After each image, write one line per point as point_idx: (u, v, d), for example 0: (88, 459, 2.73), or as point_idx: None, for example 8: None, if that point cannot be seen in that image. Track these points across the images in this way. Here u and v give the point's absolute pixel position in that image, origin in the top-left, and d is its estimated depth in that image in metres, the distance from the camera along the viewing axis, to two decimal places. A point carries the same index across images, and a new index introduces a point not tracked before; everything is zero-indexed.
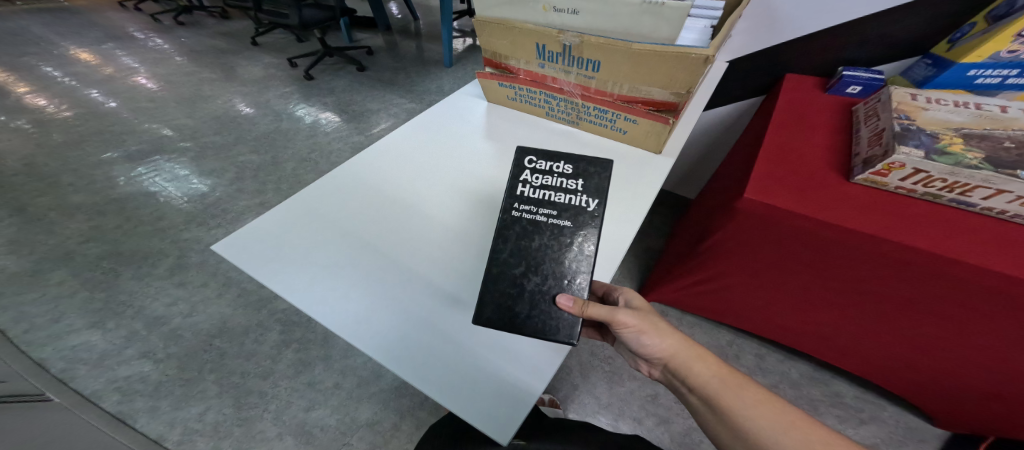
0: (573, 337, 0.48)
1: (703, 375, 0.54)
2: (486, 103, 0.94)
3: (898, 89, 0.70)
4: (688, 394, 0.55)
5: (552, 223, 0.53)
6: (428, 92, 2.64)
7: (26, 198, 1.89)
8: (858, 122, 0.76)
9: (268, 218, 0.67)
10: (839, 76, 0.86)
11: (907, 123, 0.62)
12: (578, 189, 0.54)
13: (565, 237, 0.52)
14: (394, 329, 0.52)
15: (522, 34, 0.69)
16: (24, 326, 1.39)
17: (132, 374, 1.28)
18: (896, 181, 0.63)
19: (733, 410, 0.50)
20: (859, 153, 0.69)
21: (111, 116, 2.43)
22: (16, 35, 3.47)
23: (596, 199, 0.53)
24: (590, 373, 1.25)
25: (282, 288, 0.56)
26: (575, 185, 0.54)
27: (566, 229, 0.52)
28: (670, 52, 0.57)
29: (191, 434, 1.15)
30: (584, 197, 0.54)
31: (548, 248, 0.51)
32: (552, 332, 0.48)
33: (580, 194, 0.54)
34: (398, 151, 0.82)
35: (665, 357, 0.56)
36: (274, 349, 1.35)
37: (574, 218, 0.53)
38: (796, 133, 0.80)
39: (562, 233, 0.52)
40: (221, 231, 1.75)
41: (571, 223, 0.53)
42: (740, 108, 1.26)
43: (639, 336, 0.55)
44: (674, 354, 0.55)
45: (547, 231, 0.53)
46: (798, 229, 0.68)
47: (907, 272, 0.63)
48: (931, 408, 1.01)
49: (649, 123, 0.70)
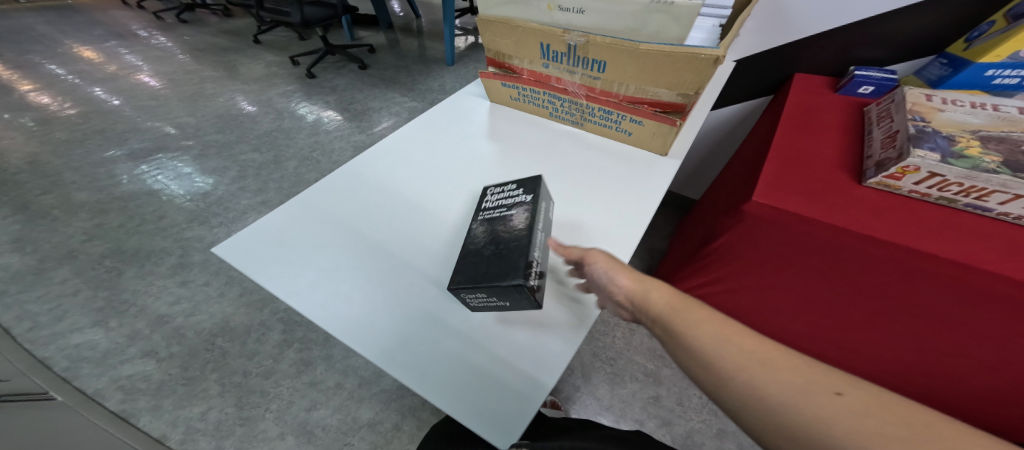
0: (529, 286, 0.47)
1: (662, 304, 0.44)
2: (488, 103, 0.93)
3: (913, 90, 0.69)
4: (652, 330, 0.45)
5: (503, 214, 0.58)
6: (429, 90, 2.63)
7: (31, 196, 1.90)
8: (871, 123, 0.74)
9: (268, 220, 0.66)
10: (851, 75, 0.85)
11: (922, 125, 0.61)
12: (517, 191, 0.61)
13: (514, 218, 0.56)
14: (395, 332, 0.52)
15: (526, 33, 0.68)
16: (29, 325, 1.39)
17: (135, 373, 1.28)
18: (910, 184, 0.62)
19: (690, 337, 0.39)
20: (872, 155, 0.68)
21: (114, 114, 2.44)
22: (20, 33, 3.49)
23: (530, 190, 0.59)
24: (592, 374, 1.24)
25: (284, 292, 0.55)
26: (518, 191, 0.60)
27: (512, 217, 0.56)
28: (680, 52, 0.55)
29: (194, 433, 1.15)
30: (521, 193, 0.60)
31: (501, 225, 0.55)
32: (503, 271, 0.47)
33: (518, 193, 0.61)
34: (400, 152, 0.81)
35: (631, 295, 0.46)
36: (276, 348, 1.35)
37: (518, 207, 0.57)
38: (804, 133, 0.79)
39: (510, 218, 0.56)
40: (223, 230, 1.75)
41: (516, 209, 0.57)
42: (747, 107, 1.24)
43: (606, 272, 0.48)
44: (640, 288, 0.46)
45: (498, 219, 0.57)
46: (807, 233, 0.67)
47: (921, 279, 0.62)
48: None
49: (655, 124, 0.68)
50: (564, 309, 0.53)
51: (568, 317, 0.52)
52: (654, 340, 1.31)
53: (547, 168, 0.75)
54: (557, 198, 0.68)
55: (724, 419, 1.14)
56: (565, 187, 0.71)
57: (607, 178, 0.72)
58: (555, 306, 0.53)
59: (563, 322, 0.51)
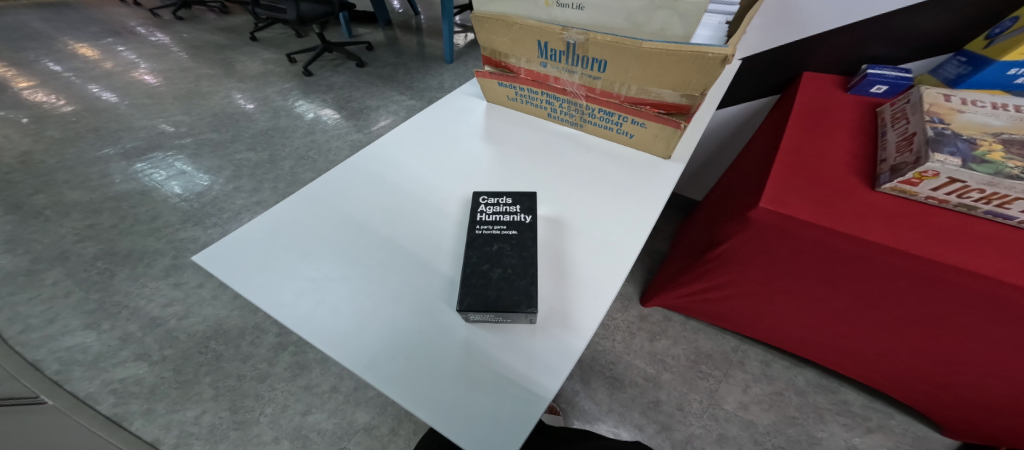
0: (536, 307, 0.46)
1: None
2: (485, 103, 0.91)
3: (929, 90, 0.66)
4: None
5: (503, 234, 0.56)
6: (428, 88, 2.60)
7: (23, 195, 1.87)
8: (884, 125, 0.72)
9: (253, 227, 0.64)
10: (864, 74, 0.82)
11: (940, 127, 0.58)
12: (517, 209, 0.60)
13: (515, 241, 0.55)
14: (385, 345, 0.49)
15: (523, 31, 0.65)
16: (19, 327, 1.37)
17: (127, 377, 1.26)
18: (927, 190, 0.59)
19: None
20: (886, 159, 0.65)
21: (109, 112, 2.40)
22: (15, 30, 3.44)
23: (531, 213, 0.59)
24: (591, 379, 1.22)
25: (267, 304, 0.53)
26: (516, 209, 0.60)
27: (514, 236, 0.56)
28: (685, 51, 0.52)
29: (187, 438, 1.13)
30: (522, 214, 0.59)
31: (505, 249, 0.54)
32: (515, 304, 0.47)
33: (519, 212, 0.60)
34: (394, 154, 0.78)
35: None
36: (271, 351, 1.33)
37: (520, 227, 0.57)
38: (813, 136, 0.76)
39: (511, 239, 0.55)
40: (218, 231, 1.72)
41: (518, 232, 0.56)
42: (755, 106, 1.21)
43: None
44: None
45: (501, 238, 0.55)
46: (817, 240, 0.64)
47: (937, 289, 0.60)
48: (940, 418, 0.99)
49: (658, 126, 0.66)
50: (561, 319, 0.50)
51: (567, 328, 0.49)
52: (654, 344, 1.29)
53: (545, 171, 0.72)
54: (553, 203, 0.66)
55: (725, 424, 1.12)
56: (564, 191, 0.68)
57: (608, 181, 0.70)
58: (550, 315, 0.50)
59: (561, 333, 0.48)
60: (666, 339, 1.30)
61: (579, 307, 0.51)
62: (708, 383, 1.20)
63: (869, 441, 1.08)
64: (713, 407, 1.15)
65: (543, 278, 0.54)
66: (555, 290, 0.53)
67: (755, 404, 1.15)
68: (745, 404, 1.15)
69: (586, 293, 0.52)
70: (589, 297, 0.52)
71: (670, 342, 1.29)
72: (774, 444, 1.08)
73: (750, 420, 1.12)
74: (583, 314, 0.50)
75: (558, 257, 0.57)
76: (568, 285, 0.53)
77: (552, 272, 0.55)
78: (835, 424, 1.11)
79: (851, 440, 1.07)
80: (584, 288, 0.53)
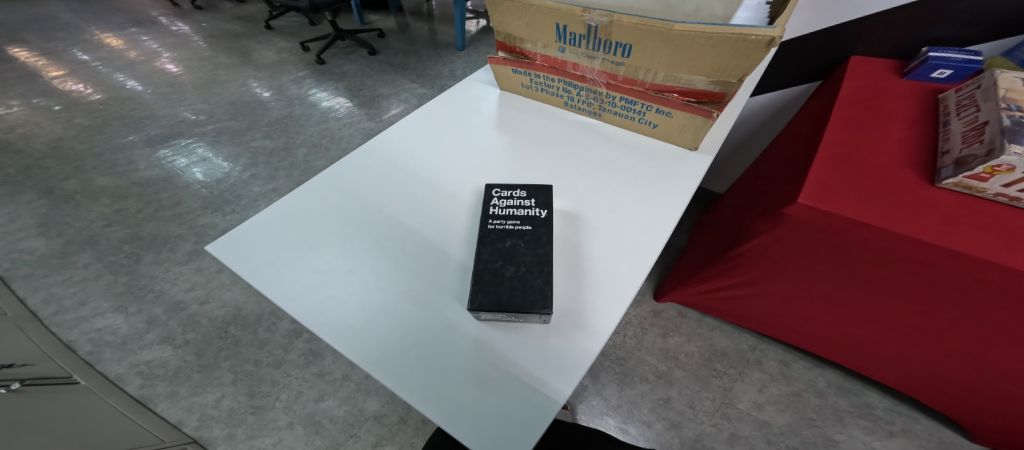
0: (549, 309, 0.44)
1: None
2: (498, 91, 0.87)
3: (1005, 74, 0.59)
4: None
5: (516, 229, 0.54)
6: (440, 76, 2.55)
7: (54, 181, 1.93)
8: (948, 113, 0.65)
9: (264, 218, 0.63)
10: (925, 57, 0.75)
11: (1018, 115, 0.52)
12: (531, 205, 0.57)
13: (528, 238, 0.52)
14: (392, 340, 0.47)
15: (541, 13, 0.60)
16: (54, 308, 1.44)
17: (153, 359, 1.31)
18: (997, 186, 0.54)
19: None
20: (950, 152, 0.59)
21: (134, 100, 2.46)
22: (44, 20, 3.53)
23: (546, 209, 0.56)
24: (600, 374, 1.20)
25: (278, 296, 0.52)
26: (531, 202, 0.57)
27: (528, 231, 0.53)
28: (724, 33, 0.47)
29: (208, 420, 1.17)
30: (535, 209, 0.56)
31: (518, 248, 0.51)
32: (528, 306, 0.44)
33: (533, 207, 0.57)
34: (404, 144, 0.76)
35: None
36: (286, 338, 1.35)
37: (534, 222, 0.54)
38: (859, 127, 0.70)
39: (524, 236, 0.53)
40: (235, 217, 1.75)
41: (532, 228, 0.54)
42: (794, 92, 1.13)
43: None
44: None
45: (514, 234, 0.53)
46: (864, 240, 0.59)
47: (996, 295, 0.54)
48: (973, 425, 0.94)
49: (686, 116, 0.61)
50: (576, 319, 0.47)
51: (583, 329, 0.46)
52: (667, 341, 1.26)
53: (562, 163, 0.69)
54: (572, 197, 0.63)
55: (737, 423, 1.09)
56: (581, 182, 0.65)
57: (629, 174, 0.66)
58: (566, 314, 0.48)
59: (576, 334, 0.46)
60: (679, 336, 1.27)
61: (597, 307, 0.48)
62: (722, 382, 1.16)
63: (890, 445, 1.03)
64: (726, 406, 1.12)
65: (559, 276, 0.51)
66: (572, 289, 0.50)
67: (770, 404, 1.11)
68: (760, 403, 1.11)
69: (604, 294, 0.49)
70: (608, 298, 0.49)
71: (684, 339, 1.26)
72: (788, 445, 1.05)
73: (765, 420, 1.09)
74: (601, 314, 0.47)
75: (575, 255, 0.54)
76: (585, 283, 0.50)
77: (568, 269, 0.52)
78: (854, 427, 1.06)
79: (870, 444, 1.03)
80: (601, 287, 0.50)
